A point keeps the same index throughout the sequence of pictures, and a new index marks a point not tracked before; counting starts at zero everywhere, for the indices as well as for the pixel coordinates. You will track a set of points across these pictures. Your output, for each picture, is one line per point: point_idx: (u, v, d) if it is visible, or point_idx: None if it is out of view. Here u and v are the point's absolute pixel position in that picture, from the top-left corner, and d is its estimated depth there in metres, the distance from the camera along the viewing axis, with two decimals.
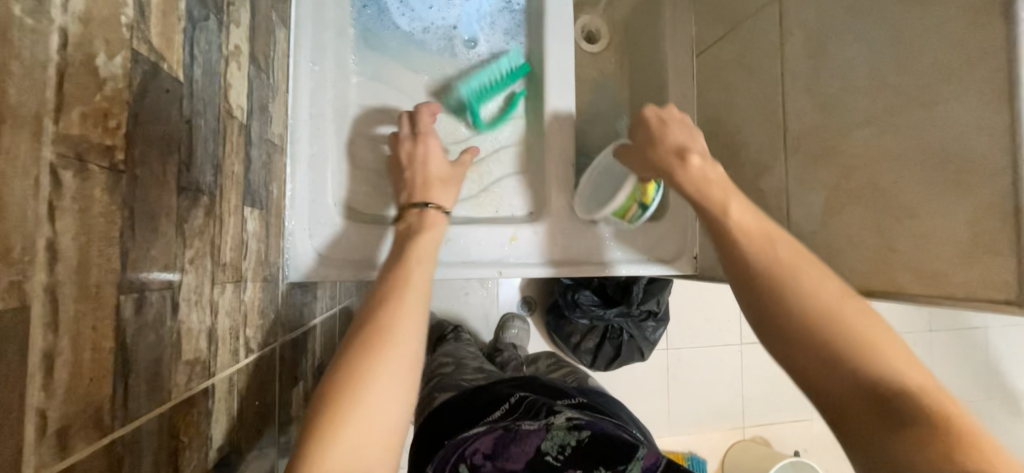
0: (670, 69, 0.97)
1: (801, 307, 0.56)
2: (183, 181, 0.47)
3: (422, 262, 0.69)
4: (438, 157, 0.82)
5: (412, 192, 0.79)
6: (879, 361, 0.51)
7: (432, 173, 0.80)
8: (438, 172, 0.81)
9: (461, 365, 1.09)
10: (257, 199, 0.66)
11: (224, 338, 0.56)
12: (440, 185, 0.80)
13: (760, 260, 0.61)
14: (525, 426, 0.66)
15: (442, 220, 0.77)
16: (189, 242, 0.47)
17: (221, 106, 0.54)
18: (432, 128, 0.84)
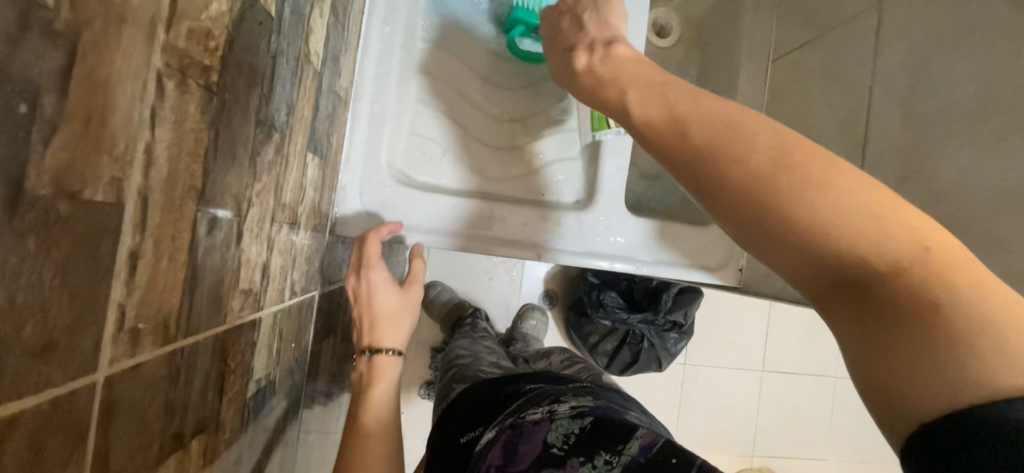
0: (742, 72, 0.93)
1: (816, 230, 0.41)
2: (261, 115, 0.48)
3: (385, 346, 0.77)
4: (385, 286, 0.79)
5: (362, 336, 0.79)
6: (868, 239, 0.40)
7: (376, 310, 0.78)
8: (382, 307, 0.79)
9: (478, 358, 1.08)
10: (319, 148, 0.67)
11: (274, 276, 0.57)
12: (387, 323, 0.79)
13: (762, 157, 0.44)
14: (529, 417, 0.65)
15: (396, 311, 0.79)
16: (258, 176, 0.49)
17: (302, 49, 0.55)
18: (378, 257, 0.79)
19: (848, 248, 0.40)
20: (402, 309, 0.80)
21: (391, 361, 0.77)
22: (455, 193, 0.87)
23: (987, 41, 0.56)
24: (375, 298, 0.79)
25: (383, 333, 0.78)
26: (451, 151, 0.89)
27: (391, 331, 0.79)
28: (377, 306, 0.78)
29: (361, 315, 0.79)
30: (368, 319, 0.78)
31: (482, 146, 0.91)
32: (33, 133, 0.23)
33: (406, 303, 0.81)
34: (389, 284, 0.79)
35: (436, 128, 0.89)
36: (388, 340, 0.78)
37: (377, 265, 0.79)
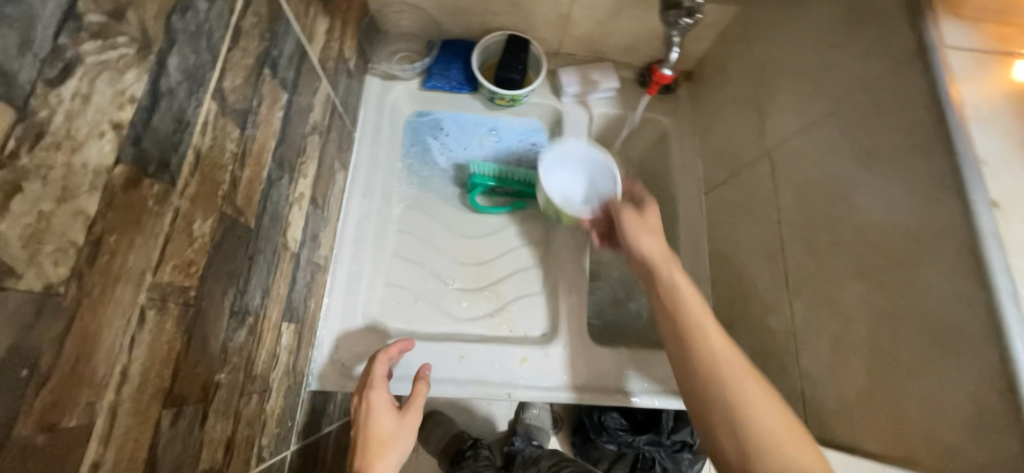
0: (680, 205, 1.06)
1: (693, 308, 0.70)
2: (235, 307, 0.56)
3: (386, 460, 0.72)
4: (385, 407, 0.77)
5: (355, 460, 0.72)
6: (726, 382, 0.62)
7: (375, 431, 0.74)
8: (379, 428, 0.74)
9: None
10: (295, 315, 0.76)
11: (240, 447, 0.60)
12: (378, 447, 0.73)
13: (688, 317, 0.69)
14: None
15: (402, 424, 0.76)
16: (229, 358, 0.56)
17: (279, 241, 0.67)
18: (383, 376, 0.80)
19: (714, 390, 0.62)
20: (399, 435, 0.75)
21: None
22: (424, 338, 0.93)
23: (847, 185, 0.65)
24: (373, 420, 0.75)
25: (375, 458, 0.72)
26: (424, 296, 0.98)
27: (388, 453, 0.73)
28: (373, 429, 0.74)
29: (358, 436, 0.74)
30: (364, 440, 0.73)
31: (452, 289, 1.00)
32: (27, 389, 0.30)
33: (403, 428, 0.76)
34: (389, 405, 0.77)
35: (409, 277, 0.99)
36: (378, 466, 0.71)
37: (380, 387, 0.79)
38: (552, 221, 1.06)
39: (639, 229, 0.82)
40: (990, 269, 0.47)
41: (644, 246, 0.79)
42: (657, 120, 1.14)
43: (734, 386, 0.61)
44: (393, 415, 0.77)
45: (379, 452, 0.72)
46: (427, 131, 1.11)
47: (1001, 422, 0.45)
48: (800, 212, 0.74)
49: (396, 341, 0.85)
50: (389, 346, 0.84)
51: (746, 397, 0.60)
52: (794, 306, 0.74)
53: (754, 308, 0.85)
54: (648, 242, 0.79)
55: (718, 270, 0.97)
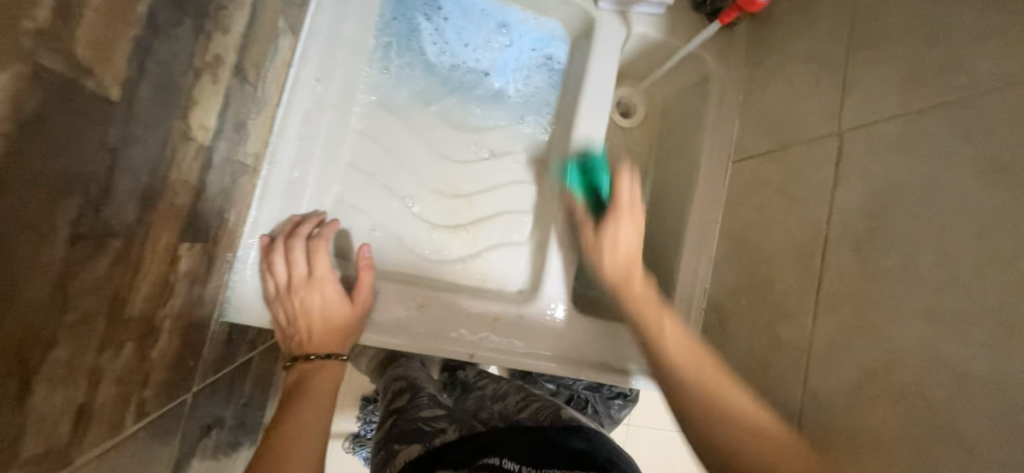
0: (704, 168, 0.90)
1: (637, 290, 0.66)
2: (85, 227, 0.35)
3: (345, 340, 0.70)
4: (337, 298, 0.69)
5: (306, 341, 0.69)
6: (723, 398, 0.54)
7: (330, 322, 0.69)
8: (334, 318, 0.69)
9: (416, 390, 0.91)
10: (204, 231, 0.55)
11: (102, 411, 0.43)
12: (334, 334, 0.69)
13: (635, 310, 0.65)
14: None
15: (359, 311, 0.70)
16: (74, 302, 0.36)
17: (175, 128, 0.44)
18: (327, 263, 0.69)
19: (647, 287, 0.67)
20: (356, 323, 0.71)
21: (337, 367, 0.70)
22: (385, 277, 0.77)
23: (953, 206, 0.53)
24: (325, 311, 0.68)
25: (335, 340, 0.70)
26: (384, 225, 0.79)
27: (345, 335, 0.70)
28: (329, 321, 0.68)
29: (309, 326, 0.68)
30: (314, 326, 0.69)
31: (422, 223, 0.81)
32: None
33: (351, 313, 0.70)
34: (332, 292, 0.69)
35: (368, 197, 0.78)
36: (340, 346, 0.70)
37: (326, 279, 0.69)
38: (554, 160, 0.87)
39: (623, 220, 0.69)
40: None
41: (622, 244, 0.69)
42: (703, 60, 0.93)
43: (683, 359, 0.59)
44: (344, 305, 0.70)
45: (337, 337, 0.70)
46: (418, 7, 0.84)
47: None
48: (867, 220, 0.62)
49: (331, 223, 0.71)
50: (325, 229, 0.70)
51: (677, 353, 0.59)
52: (818, 321, 0.65)
53: (763, 308, 0.75)
54: (629, 243, 0.68)
55: (726, 253, 0.85)
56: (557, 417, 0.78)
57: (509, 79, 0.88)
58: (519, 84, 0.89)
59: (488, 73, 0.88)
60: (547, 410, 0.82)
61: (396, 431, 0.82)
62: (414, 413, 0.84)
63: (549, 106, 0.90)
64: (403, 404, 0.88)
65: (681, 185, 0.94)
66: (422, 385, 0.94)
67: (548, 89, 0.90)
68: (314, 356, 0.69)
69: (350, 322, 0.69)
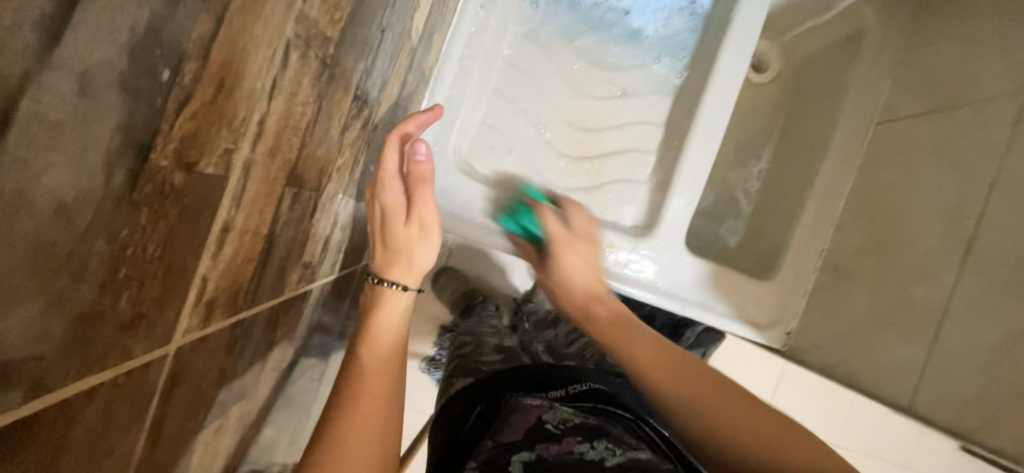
0: (841, 127, 0.87)
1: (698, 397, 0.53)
2: (358, 89, 0.45)
3: (410, 268, 0.59)
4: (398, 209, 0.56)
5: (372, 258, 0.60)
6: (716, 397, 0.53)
7: (399, 242, 0.58)
8: (401, 236, 0.58)
9: (480, 342, 0.90)
10: (396, 125, 0.65)
11: (331, 249, 0.56)
12: (397, 257, 0.59)
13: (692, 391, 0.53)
14: (527, 400, 0.60)
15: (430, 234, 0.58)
16: (342, 150, 0.47)
17: (404, 25, 0.53)
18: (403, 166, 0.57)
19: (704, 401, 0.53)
20: (419, 246, 0.58)
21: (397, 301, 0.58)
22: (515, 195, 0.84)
23: None
24: (391, 225, 0.57)
25: (396, 266, 0.59)
26: (519, 149, 0.86)
27: (413, 261, 0.59)
28: (395, 239, 0.58)
29: (379, 241, 0.59)
30: (381, 247, 0.59)
31: (553, 151, 0.87)
32: (171, 97, 0.21)
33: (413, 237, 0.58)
34: (396, 207, 0.56)
35: (508, 122, 0.85)
36: (399, 274, 0.58)
37: (393, 187, 0.57)
38: (683, 104, 0.88)
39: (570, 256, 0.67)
40: None
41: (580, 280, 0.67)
42: (859, 12, 0.88)
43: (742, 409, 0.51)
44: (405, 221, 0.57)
45: (403, 259, 0.59)
46: None
47: None
48: None
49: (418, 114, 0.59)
50: (406, 123, 0.58)
51: (661, 368, 0.55)
52: (960, 282, 0.63)
53: (891, 270, 0.74)
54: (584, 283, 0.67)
55: (855, 217, 0.83)
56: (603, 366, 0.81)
57: (648, 20, 0.90)
58: (658, 25, 0.90)
59: (628, 13, 0.90)
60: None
61: (457, 370, 0.82)
62: (476, 360, 0.83)
63: (684, 51, 0.90)
64: (466, 350, 0.87)
65: (813, 144, 0.91)
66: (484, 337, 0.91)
67: (687, 33, 0.90)
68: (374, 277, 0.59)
69: (418, 245, 0.57)
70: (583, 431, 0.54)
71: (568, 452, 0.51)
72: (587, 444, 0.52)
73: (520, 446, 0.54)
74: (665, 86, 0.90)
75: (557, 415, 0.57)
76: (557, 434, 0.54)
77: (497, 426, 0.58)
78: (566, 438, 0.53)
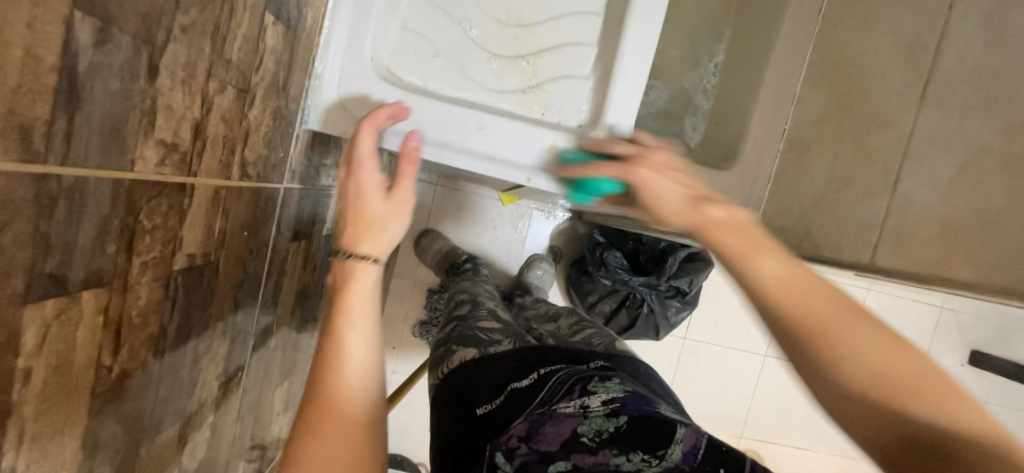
0: None
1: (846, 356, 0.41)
2: None
3: (382, 238, 0.59)
4: (374, 187, 0.61)
5: (342, 234, 0.60)
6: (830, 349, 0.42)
7: (368, 213, 0.60)
8: (374, 211, 0.60)
9: (478, 305, 0.86)
10: (286, 16, 0.60)
11: (214, 143, 0.51)
12: (366, 229, 0.59)
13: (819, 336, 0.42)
14: (560, 407, 0.50)
15: (408, 207, 0.61)
16: (183, 6, 0.41)
17: None
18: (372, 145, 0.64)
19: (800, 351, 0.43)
20: (392, 216, 0.60)
21: (367, 271, 0.57)
22: (444, 101, 0.78)
23: None
24: (363, 200, 0.60)
25: (364, 236, 0.59)
26: (446, 51, 0.80)
27: (385, 233, 0.60)
28: (363, 209, 0.60)
29: (347, 212, 0.61)
30: (351, 218, 0.60)
31: (483, 52, 0.81)
32: None
33: (395, 209, 0.61)
34: (377, 185, 0.62)
35: (431, 23, 0.79)
36: (366, 244, 0.58)
37: (370, 165, 0.63)
38: None
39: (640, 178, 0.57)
40: None
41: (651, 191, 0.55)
42: None
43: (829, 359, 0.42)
44: (382, 196, 0.61)
45: (374, 219, 0.60)
46: None
47: None
48: None
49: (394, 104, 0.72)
50: (375, 112, 0.69)
51: (785, 290, 0.44)
52: None
53: (855, 124, 0.70)
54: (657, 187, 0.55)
55: (814, 86, 0.76)
56: (611, 347, 0.75)
57: None
58: None
59: None
60: (602, 338, 0.79)
61: (453, 335, 0.77)
62: (474, 325, 0.77)
63: None
64: (464, 314, 0.83)
65: (767, 17, 0.83)
66: (481, 299, 0.89)
67: None
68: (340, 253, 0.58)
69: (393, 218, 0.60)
70: (620, 440, 0.46)
71: (604, 464, 0.44)
72: (623, 457, 0.44)
73: (556, 456, 0.45)
74: None
75: (591, 425, 0.47)
76: (591, 447, 0.45)
77: (533, 428, 0.48)
78: (600, 450, 0.45)
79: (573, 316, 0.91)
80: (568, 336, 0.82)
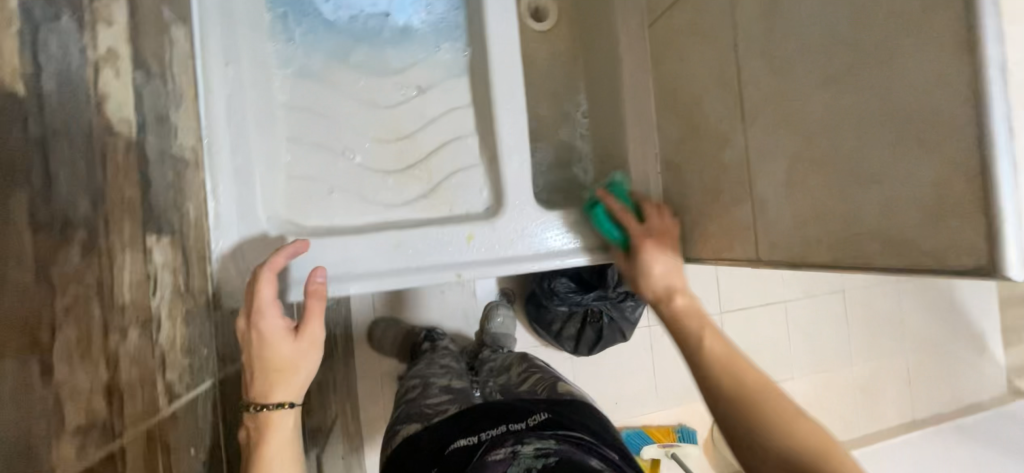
0: (620, 44, 0.92)
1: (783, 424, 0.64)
2: (40, 217, 0.38)
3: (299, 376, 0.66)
4: (280, 335, 0.66)
5: (251, 385, 0.65)
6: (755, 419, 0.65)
7: (278, 363, 0.65)
8: (283, 357, 0.66)
9: (428, 384, 0.88)
10: (167, 224, 0.58)
11: (132, 391, 0.48)
12: (278, 378, 0.65)
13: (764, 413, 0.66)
14: (491, 456, 0.65)
15: (317, 348, 0.68)
16: (60, 289, 0.40)
17: (97, 121, 0.47)
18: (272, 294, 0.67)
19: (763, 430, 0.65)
20: (302, 359, 0.67)
21: (285, 415, 0.65)
22: (355, 234, 0.80)
23: None
24: (269, 349, 0.65)
25: (276, 384, 0.65)
26: (341, 186, 0.82)
27: (296, 377, 0.66)
28: (272, 357, 0.65)
29: (255, 363, 0.65)
30: (259, 368, 0.65)
31: (375, 173, 0.84)
32: None
33: (304, 352, 0.67)
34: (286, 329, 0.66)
35: (317, 165, 0.81)
36: (280, 393, 0.64)
37: (270, 314, 0.66)
38: (479, 77, 0.88)
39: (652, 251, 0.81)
40: (984, 41, 0.41)
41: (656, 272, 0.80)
42: None
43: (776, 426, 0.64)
44: (291, 340, 0.67)
45: (286, 364, 0.66)
46: None
47: (963, 210, 0.43)
48: (762, 25, 0.64)
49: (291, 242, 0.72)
50: (272, 254, 0.69)
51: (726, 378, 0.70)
52: (748, 135, 0.68)
53: (702, 146, 0.78)
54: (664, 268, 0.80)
55: (664, 115, 0.88)
56: (553, 390, 0.78)
57: (411, 14, 0.88)
58: (422, 16, 0.89)
59: (389, 15, 0.88)
60: (546, 383, 0.82)
61: (403, 414, 0.81)
62: (422, 404, 0.81)
63: (459, 28, 0.90)
64: (414, 395, 0.86)
65: (609, 66, 0.96)
66: (434, 375, 0.91)
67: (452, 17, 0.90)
68: (254, 406, 0.64)
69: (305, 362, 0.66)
70: None
71: None
72: None
73: None
74: (454, 65, 0.90)
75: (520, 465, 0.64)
76: None
77: None
78: None
79: (523, 361, 0.95)
80: (517, 386, 0.86)
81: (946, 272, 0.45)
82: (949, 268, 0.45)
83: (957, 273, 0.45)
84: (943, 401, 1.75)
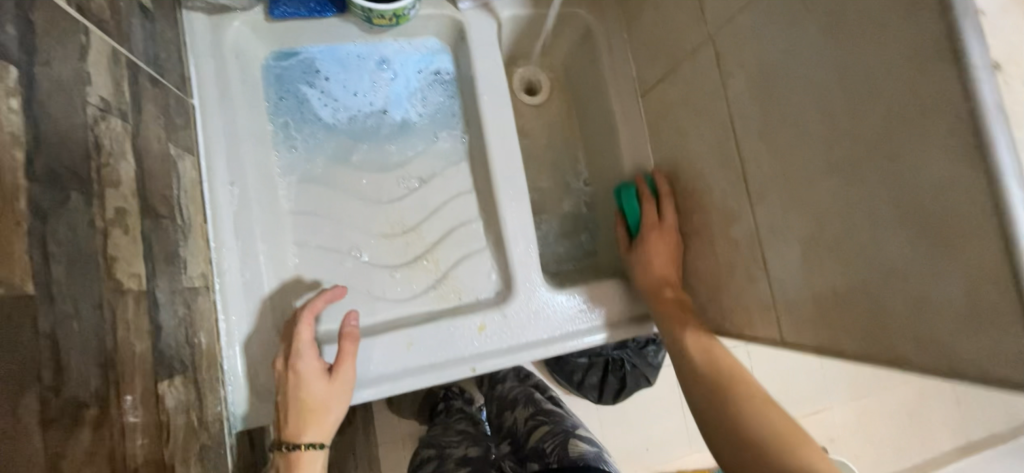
0: (616, 116, 0.92)
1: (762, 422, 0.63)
2: (49, 413, 0.38)
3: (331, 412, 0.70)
4: (315, 376, 0.69)
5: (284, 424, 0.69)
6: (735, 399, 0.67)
7: (310, 402, 0.68)
8: (315, 397, 0.69)
9: (445, 458, 1.02)
10: (178, 365, 0.58)
11: None
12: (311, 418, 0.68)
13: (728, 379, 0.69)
14: None
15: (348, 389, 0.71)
16: None
17: (104, 288, 0.47)
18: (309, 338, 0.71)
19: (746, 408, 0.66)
20: (332, 401, 0.69)
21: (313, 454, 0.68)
22: (367, 336, 0.79)
23: (811, 67, 0.55)
24: (303, 390, 0.68)
25: (309, 424, 0.68)
26: (349, 285, 0.82)
27: (327, 417, 0.70)
28: (305, 397, 0.68)
29: (290, 403, 0.69)
30: (294, 408, 0.68)
31: (382, 269, 0.84)
32: None
33: (336, 394, 0.70)
34: (320, 371, 0.69)
35: (325, 267, 0.82)
36: (312, 432, 0.68)
37: (306, 355, 0.70)
38: (478, 163, 0.89)
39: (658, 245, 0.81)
40: (997, 148, 0.39)
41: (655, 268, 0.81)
42: (577, 14, 0.94)
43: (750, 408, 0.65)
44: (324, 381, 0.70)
45: (319, 403, 0.69)
46: (298, 77, 0.87)
47: (999, 319, 0.41)
48: (757, 107, 0.63)
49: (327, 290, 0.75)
50: (312, 299, 0.73)
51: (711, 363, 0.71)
52: (756, 213, 0.66)
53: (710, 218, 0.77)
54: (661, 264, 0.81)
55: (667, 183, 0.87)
56: (562, 452, 0.93)
57: (408, 108, 0.90)
58: (418, 108, 0.91)
59: (386, 110, 0.90)
60: (555, 439, 0.98)
61: None
62: None
63: (455, 116, 0.92)
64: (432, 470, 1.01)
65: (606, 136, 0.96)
66: (448, 448, 1.05)
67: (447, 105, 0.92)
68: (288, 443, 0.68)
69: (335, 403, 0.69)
70: None
71: None
72: None
73: None
74: (452, 153, 0.91)
75: None
76: None
77: None
78: None
79: (528, 413, 1.07)
80: (526, 437, 1.03)
81: (988, 381, 0.43)
82: (992, 377, 0.43)
83: (1000, 383, 0.42)
84: (1005, 426, 1.62)
